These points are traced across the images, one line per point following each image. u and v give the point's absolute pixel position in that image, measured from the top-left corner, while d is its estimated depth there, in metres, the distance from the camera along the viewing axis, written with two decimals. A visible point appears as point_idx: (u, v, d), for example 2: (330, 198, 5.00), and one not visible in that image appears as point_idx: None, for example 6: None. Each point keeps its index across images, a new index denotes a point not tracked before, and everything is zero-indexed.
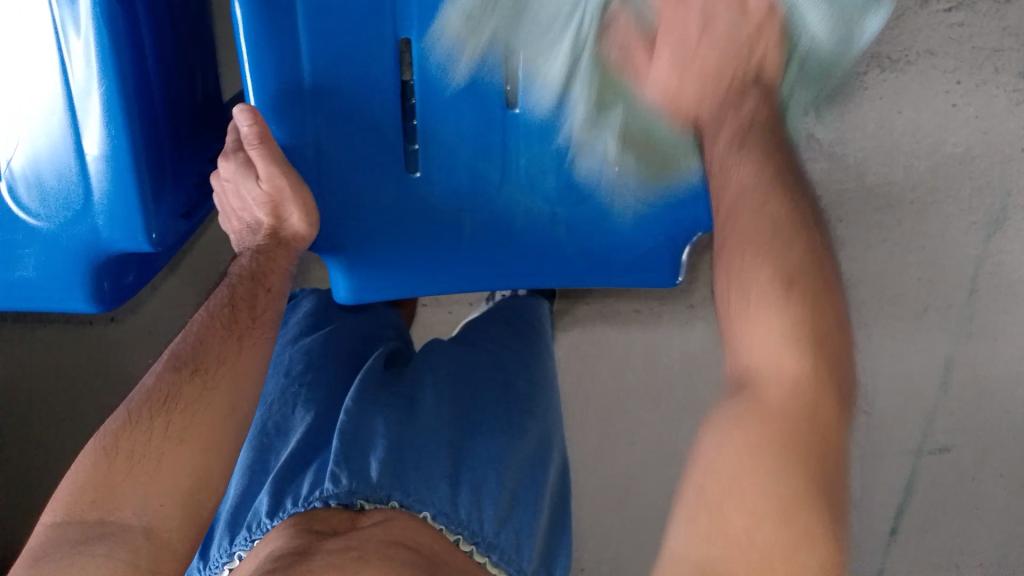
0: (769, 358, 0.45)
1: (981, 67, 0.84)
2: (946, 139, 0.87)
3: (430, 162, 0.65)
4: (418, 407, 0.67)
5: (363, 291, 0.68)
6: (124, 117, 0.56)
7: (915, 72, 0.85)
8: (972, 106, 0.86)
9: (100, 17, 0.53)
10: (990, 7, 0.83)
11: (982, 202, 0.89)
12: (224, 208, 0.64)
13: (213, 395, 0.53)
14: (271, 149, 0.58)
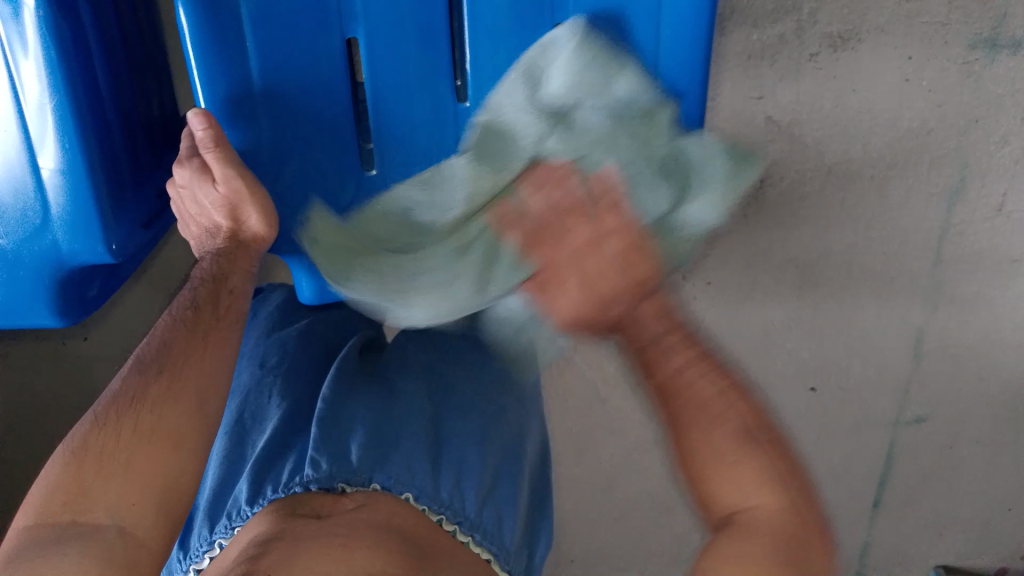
0: (752, 494, 0.55)
1: (930, 41, 0.84)
2: (902, 113, 0.87)
3: (388, 162, 0.65)
4: (397, 389, 0.67)
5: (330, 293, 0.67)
6: (78, 129, 0.55)
7: (866, 49, 0.85)
8: (925, 80, 0.86)
9: (46, 29, 0.52)
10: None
11: (940, 174, 0.89)
12: (180, 213, 0.63)
13: (179, 393, 0.51)
14: (225, 151, 0.57)
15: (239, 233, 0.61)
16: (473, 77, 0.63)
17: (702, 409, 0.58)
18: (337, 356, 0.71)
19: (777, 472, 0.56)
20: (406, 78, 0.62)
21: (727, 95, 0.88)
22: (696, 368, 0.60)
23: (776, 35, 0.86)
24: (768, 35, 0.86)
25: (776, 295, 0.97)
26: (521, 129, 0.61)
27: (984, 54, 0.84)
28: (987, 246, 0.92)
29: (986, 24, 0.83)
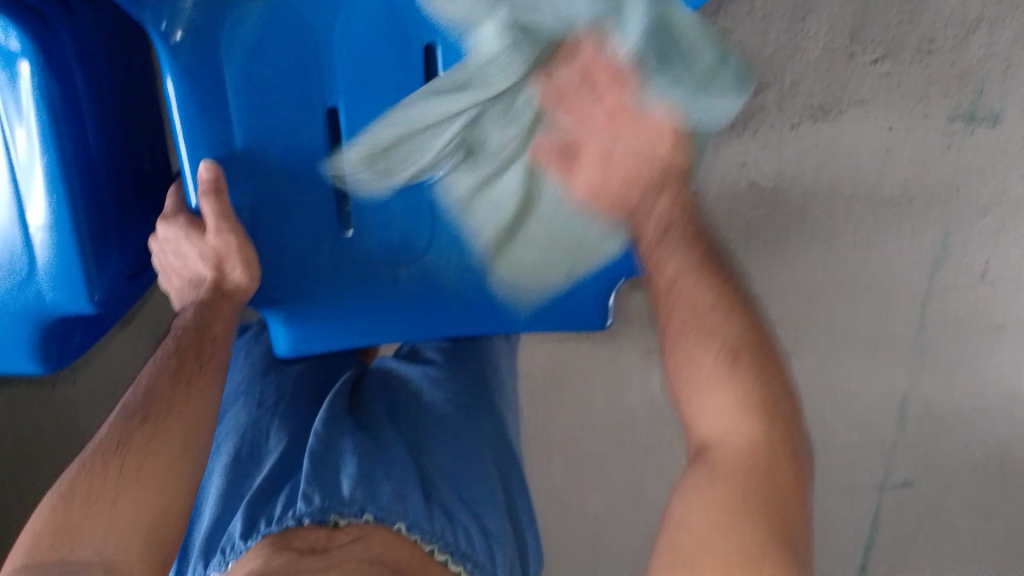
0: (714, 415, 0.52)
1: (909, 113, 0.87)
2: (883, 182, 0.90)
3: (366, 223, 0.62)
4: (384, 428, 0.67)
5: (304, 345, 0.67)
6: (66, 188, 0.56)
7: (848, 119, 0.88)
8: (905, 150, 0.89)
9: (41, 92, 0.53)
10: (914, 58, 0.85)
11: (922, 242, 0.92)
12: (161, 266, 0.62)
13: (165, 438, 0.52)
14: (220, 203, 0.57)
15: (220, 284, 0.60)
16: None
17: (699, 316, 0.55)
18: (330, 390, 0.72)
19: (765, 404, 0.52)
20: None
21: (714, 160, 0.90)
22: (693, 271, 0.57)
23: (757, 106, 0.88)
24: (750, 106, 0.88)
25: None
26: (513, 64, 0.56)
27: (963, 125, 0.87)
28: (970, 312, 0.94)
29: (964, 98, 0.87)
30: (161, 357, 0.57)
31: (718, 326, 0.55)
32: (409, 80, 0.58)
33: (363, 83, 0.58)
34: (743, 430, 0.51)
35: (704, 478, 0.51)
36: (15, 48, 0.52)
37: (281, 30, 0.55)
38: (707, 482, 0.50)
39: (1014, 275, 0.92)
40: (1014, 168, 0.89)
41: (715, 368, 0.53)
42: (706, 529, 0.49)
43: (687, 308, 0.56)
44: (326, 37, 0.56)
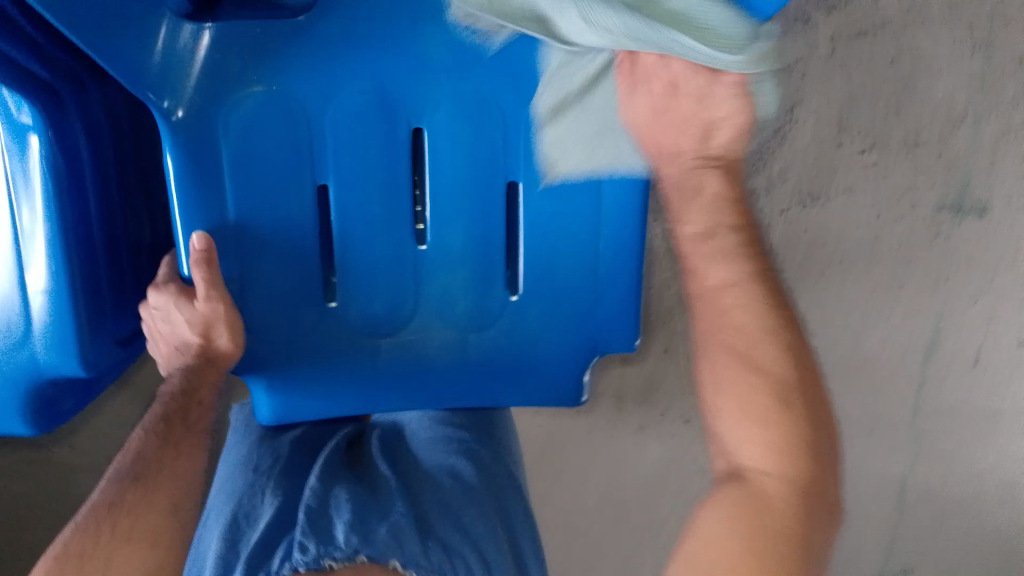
0: (745, 441, 0.51)
1: (897, 202, 0.90)
2: (874, 267, 0.92)
3: (352, 296, 0.61)
4: (381, 480, 0.66)
5: (287, 411, 0.64)
6: (66, 255, 0.56)
7: (835, 206, 0.90)
8: (895, 237, 0.91)
9: (48, 162, 0.54)
10: (902, 146, 0.88)
11: (914, 326, 0.93)
12: (150, 330, 0.61)
13: (154, 497, 0.53)
14: (214, 274, 0.55)
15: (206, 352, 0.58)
16: (436, 220, 0.60)
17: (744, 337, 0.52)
18: (323, 454, 0.70)
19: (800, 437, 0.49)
20: (371, 217, 0.59)
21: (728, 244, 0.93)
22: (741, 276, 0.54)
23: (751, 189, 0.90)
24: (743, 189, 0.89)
25: None
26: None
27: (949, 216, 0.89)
28: (963, 397, 0.95)
29: (952, 188, 0.89)
30: (149, 423, 0.57)
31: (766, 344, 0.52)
32: (399, 157, 0.58)
33: (353, 160, 0.58)
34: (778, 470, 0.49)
35: (731, 499, 0.49)
36: (27, 122, 0.53)
37: (274, 108, 0.55)
38: (736, 505, 0.49)
39: (1005, 362, 0.93)
40: (1001, 258, 0.91)
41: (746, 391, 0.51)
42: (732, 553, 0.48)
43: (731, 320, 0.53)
44: (317, 115, 0.56)
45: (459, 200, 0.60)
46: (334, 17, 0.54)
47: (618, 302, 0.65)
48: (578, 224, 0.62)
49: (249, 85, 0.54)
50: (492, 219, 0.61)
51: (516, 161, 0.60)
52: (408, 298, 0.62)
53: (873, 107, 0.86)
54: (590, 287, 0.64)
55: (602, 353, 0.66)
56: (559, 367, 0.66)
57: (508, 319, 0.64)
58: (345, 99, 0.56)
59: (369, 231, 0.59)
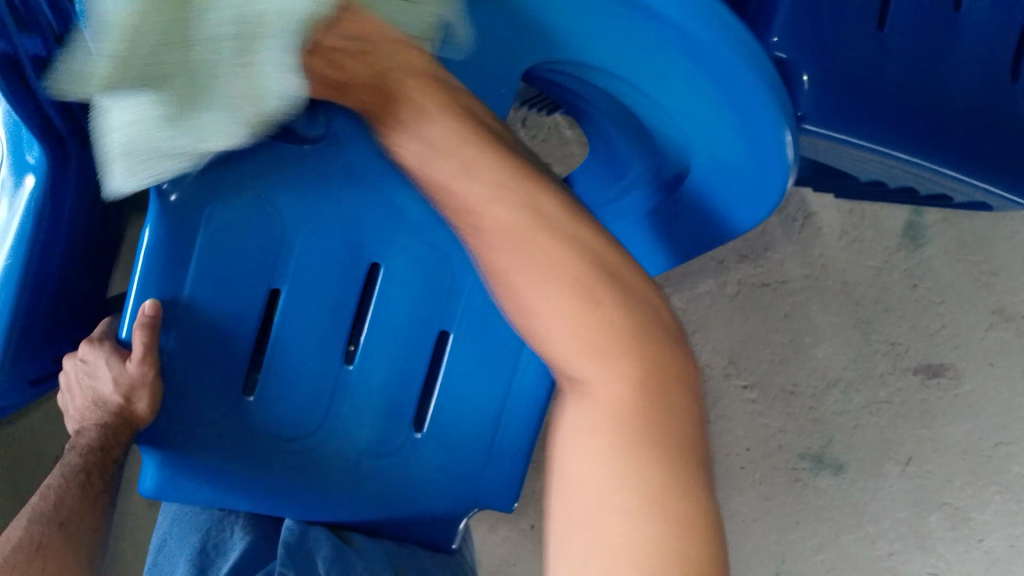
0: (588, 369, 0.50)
1: (768, 443, 1.03)
2: (733, 499, 1.04)
3: (271, 394, 0.65)
4: (345, 532, 0.70)
5: (174, 490, 0.65)
6: (14, 285, 0.61)
7: (712, 431, 1.03)
8: (757, 472, 1.03)
9: (33, 202, 0.60)
10: (779, 397, 1.02)
11: (760, 563, 1.05)
12: (69, 385, 0.65)
13: (77, 544, 0.58)
14: (154, 339, 0.60)
15: (117, 413, 0.61)
16: (368, 345, 0.67)
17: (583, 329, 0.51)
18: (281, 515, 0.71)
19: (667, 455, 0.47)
20: (310, 332, 0.65)
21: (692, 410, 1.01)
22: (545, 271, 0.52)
23: None
24: None
25: None
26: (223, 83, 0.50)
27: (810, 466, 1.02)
28: None
29: (816, 443, 1.02)
30: (66, 472, 0.61)
31: (572, 271, 0.52)
32: (352, 283, 0.65)
33: (310, 278, 0.64)
34: (644, 452, 0.47)
35: (588, 416, 0.49)
36: (30, 161, 0.60)
37: (254, 214, 0.61)
38: (596, 424, 0.48)
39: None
40: (846, 515, 1.04)
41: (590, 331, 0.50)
42: (607, 487, 0.46)
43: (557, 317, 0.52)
44: (294, 228, 0.63)
45: (390, 336, 0.67)
46: (336, 157, 0.62)
47: (505, 462, 0.71)
48: (488, 385, 0.69)
49: (246, 187, 0.61)
50: (416, 360, 0.68)
51: (453, 314, 0.68)
52: (319, 409, 0.66)
53: (763, 353, 1.01)
54: (485, 442, 0.70)
55: (480, 508, 0.72)
56: (437, 512, 0.71)
57: (405, 453, 0.69)
58: (322, 224, 0.63)
59: (304, 343, 0.65)
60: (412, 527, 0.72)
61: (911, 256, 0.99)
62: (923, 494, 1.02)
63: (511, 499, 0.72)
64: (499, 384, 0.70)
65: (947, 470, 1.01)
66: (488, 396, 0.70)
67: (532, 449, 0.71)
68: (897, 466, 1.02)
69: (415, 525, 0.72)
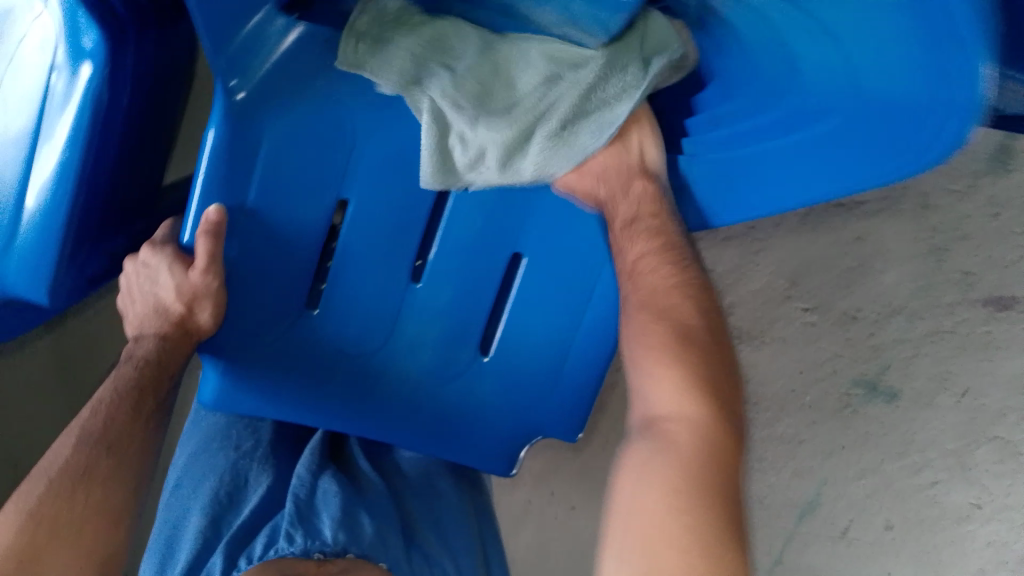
0: (668, 408, 0.51)
1: (821, 366, 0.97)
2: (781, 418, 0.98)
3: (334, 309, 0.66)
4: (361, 477, 0.71)
5: (230, 402, 0.67)
6: (71, 179, 0.60)
7: (767, 350, 0.98)
8: (807, 396, 0.98)
9: (90, 95, 0.58)
10: (839, 320, 0.97)
11: (800, 485, 0.98)
12: (130, 285, 0.65)
13: (125, 469, 0.57)
14: (215, 246, 0.60)
15: (183, 320, 0.62)
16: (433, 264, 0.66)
17: (661, 331, 0.54)
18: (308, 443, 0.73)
19: (700, 494, 0.47)
20: (376, 248, 0.65)
21: (768, 317, 0.98)
22: (647, 259, 0.59)
23: None
24: None
25: None
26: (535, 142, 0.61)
27: (862, 392, 0.96)
28: (821, 563, 0.97)
29: (871, 367, 0.96)
30: (121, 388, 0.61)
31: (695, 338, 0.54)
32: (421, 198, 0.64)
33: (376, 188, 0.63)
34: (695, 490, 0.47)
35: (657, 458, 0.49)
36: (87, 46, 0.57)
37: (321, 120, 0.61)
38: (658, 459, 0.49)
39: (871, 542, 0.97)
40: (892, 442, 0.96)
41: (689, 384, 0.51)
42: (661, 540, 0.45)
43: (660, 346, 0.54)
44: (363, 133, 0.62)
45: (458, 255, 0.66)
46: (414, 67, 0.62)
47: (570, 392, 0.71)
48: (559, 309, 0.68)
49: (315, 83, 0.60)
50: (481, 286, 0.67)
51: (525, 236, 0.66)
52: (382, 327, 0.67)
53: (827, 279, 0.98)
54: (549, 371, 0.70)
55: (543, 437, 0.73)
56: (502, 440, 0.72)
57: (469, 378, 0.70)
58: (392, 132, 0.62)
59: (369, 262, 0.65)
60: (463, 460, 0.73)
61: (997, 182, 0.94)
62: (973, 427, 0.95)
63: (575, 431, 0.72)
64: (564, 315, 0.68)
65: (1001, 402, 0.94)
66: (556, 327, 0.69)
67: (600, 383, 0.70)
68: (952, 397, 0.95)
69: (466, 455, 0.72)
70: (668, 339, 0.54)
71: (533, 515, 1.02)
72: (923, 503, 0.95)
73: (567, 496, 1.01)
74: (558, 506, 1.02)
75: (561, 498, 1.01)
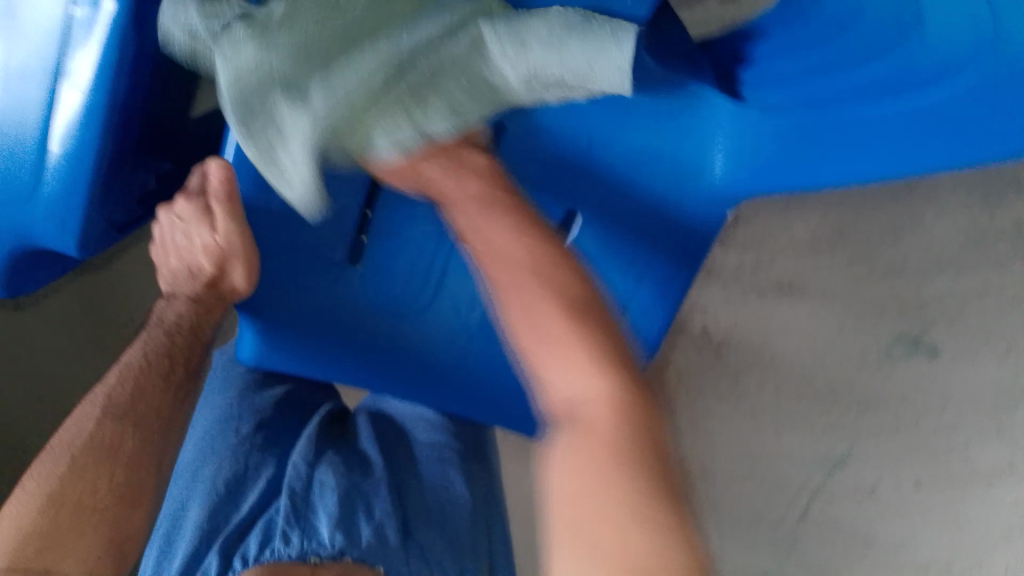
0: (571, 381, 0.47)
1: (863, 321, 0.93)
2: (817, 372, 0.95)
3: (376, 263, 0.69)
4: (370, 454, 0.74)
5: (266, 359, 0.68)
6: (96, 123, 0.58)
7: (806, 304, 0.95)
8: (846, 350, 0.94)
9: (116, 31, 0.55)
10: (885, 273, 0.93)
11: (830, 439, 0.95)
12: (161, 237, 0.66)
13: (150, 451, 0.60)
14: (233, 208, 0.61)
15: (216, 280, 0.64)
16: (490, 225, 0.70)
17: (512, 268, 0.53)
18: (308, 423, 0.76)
19: (640, 469, 0.43)
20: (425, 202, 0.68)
21: (809, 270, 0.94)
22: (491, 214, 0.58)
23: (736, 262, 0.96)
24: (730, 260, 0.96)
25: None
26: (387, 122, 0.56)
27: (901, 347, 0.92)
28: (844, 519, 0.96)
29: (914, 322, 0.92)
30: (154, 354, 0.65)
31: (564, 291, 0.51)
32: None
33: None
34: (623, 463, 0.44)
35: (571, 441, 0.45)
36: None
37: None
38: (578, 447, 0.45)
39: (897, 499, 0.95)
40: (928, 399, 0.93)
41: (585, 358, 0.48)
42: (596, 526, 0.42)
43: (528, 298, 0.51)
44: None
45: None
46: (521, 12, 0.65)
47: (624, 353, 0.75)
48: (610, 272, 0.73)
49: None
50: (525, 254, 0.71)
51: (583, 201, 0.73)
52: (428, 287, 0.70)
53: (873, 227, 0.93)
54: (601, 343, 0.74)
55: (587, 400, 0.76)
56: None
57: None
58: None
59: (413, 210, 0.69)
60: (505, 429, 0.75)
61: None
62: (1016, 385, 0.90)
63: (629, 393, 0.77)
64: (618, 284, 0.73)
65: None
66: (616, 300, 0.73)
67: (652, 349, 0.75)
68: (994, 354, 0.90)
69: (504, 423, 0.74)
70: (533, 292, 0.51)
71: None
72: (954, 464, 0.92)
73: None
74: None
75: None
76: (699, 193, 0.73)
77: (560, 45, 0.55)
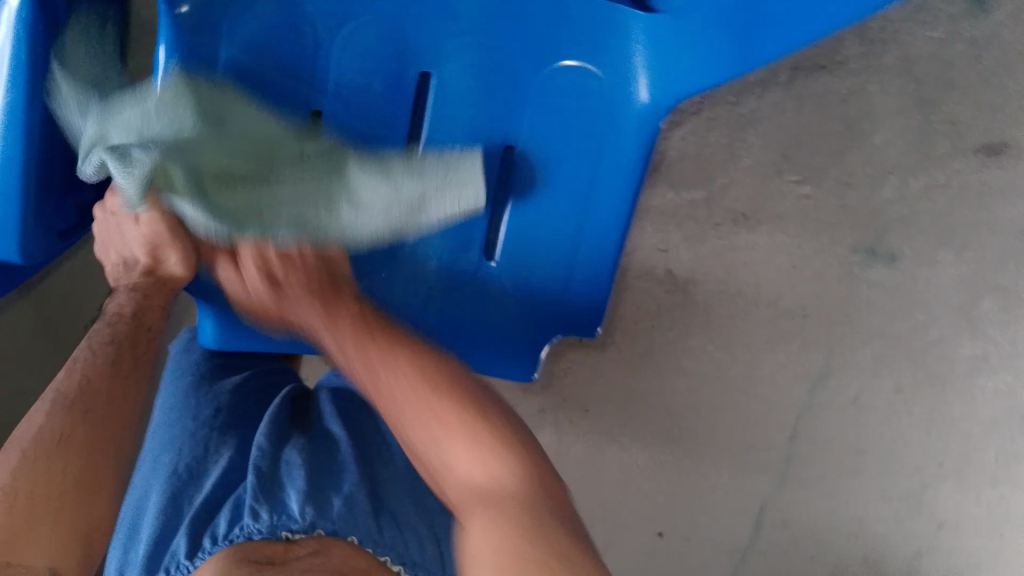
0: (471, 467, 0.58)
1: (819, 237, 0.93)
2: (783, 294, 0.95)
3: None
4: (334, 430, 0.75)
5: (228, 341, 0.76)
6: (22, 122, 0.60)
7: (764, 231, 0.93)
8: (807, 268, 0.94)
9: (23, 26, 0.57)
10: (833, 188, 0.91)
11: (807, 357, 0.96)
12: (104, 238, 0.71)
13: (104, 432, 0.61)
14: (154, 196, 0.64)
15: (156, 270, 0.70)
16: None
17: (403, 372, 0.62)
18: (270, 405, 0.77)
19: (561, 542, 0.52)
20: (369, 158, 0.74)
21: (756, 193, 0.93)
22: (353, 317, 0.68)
23: (687, 200, 0.94)
24: (681, 198, 0.94)
25: (640, 432, 1.02)
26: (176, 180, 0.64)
27: (861, 257, 0.92)
28: (836, 433, 0.98)
29: (870, 232, 0.92)
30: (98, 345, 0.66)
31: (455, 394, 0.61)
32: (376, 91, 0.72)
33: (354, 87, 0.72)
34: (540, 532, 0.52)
35: (486, 512, 0.54)
36: None
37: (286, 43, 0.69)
38: (491, 517, 0.54)
39: (881, 405, 0.96)
40: (895, 304, 0.93)
41: (488, 448, 0.58)
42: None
43: (432, 408, 0.60)
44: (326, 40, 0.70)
45: None
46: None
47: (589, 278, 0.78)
48: (561, 196, 0.76)
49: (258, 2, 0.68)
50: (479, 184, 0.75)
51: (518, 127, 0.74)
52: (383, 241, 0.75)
53: (821, 146, 0.91)
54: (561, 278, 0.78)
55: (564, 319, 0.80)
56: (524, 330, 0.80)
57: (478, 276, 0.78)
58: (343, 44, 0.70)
59: None
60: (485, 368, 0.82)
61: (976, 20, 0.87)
62: (977, 278, 0.91)
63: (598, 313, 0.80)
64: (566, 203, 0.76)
65: (1001, 251, 0.91)
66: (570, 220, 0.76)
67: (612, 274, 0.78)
68: (951, 251, 0.91)
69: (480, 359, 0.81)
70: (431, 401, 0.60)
71: (551, 422, 1.03)
72: (931, 361, 0.94)
73: (580, 398, 1.02)
74: (572, 410, 1.02)
75: (576, 400, 1.01)
76: (631, 123, 0.73)
77: (405, 185, 0.68)
